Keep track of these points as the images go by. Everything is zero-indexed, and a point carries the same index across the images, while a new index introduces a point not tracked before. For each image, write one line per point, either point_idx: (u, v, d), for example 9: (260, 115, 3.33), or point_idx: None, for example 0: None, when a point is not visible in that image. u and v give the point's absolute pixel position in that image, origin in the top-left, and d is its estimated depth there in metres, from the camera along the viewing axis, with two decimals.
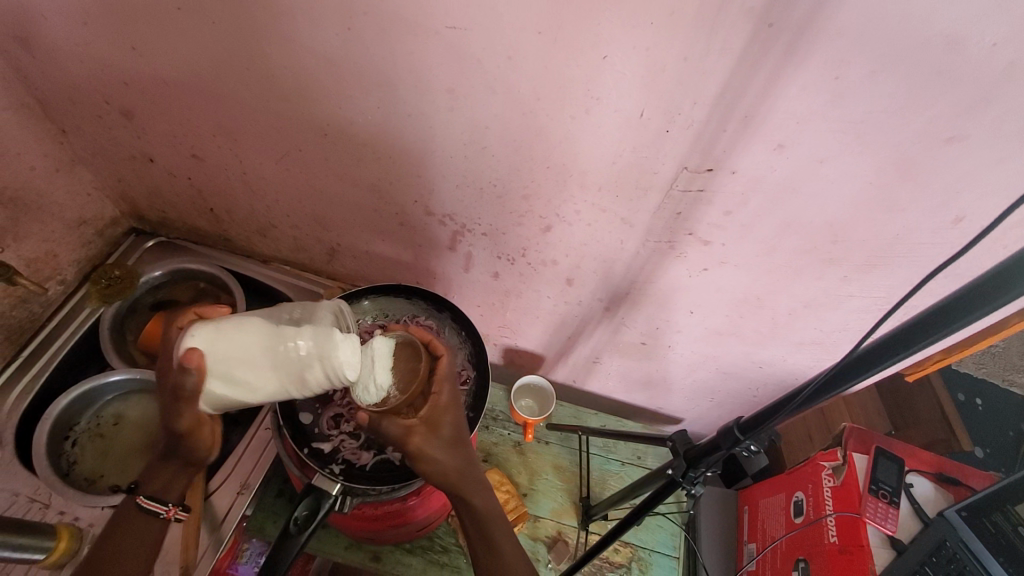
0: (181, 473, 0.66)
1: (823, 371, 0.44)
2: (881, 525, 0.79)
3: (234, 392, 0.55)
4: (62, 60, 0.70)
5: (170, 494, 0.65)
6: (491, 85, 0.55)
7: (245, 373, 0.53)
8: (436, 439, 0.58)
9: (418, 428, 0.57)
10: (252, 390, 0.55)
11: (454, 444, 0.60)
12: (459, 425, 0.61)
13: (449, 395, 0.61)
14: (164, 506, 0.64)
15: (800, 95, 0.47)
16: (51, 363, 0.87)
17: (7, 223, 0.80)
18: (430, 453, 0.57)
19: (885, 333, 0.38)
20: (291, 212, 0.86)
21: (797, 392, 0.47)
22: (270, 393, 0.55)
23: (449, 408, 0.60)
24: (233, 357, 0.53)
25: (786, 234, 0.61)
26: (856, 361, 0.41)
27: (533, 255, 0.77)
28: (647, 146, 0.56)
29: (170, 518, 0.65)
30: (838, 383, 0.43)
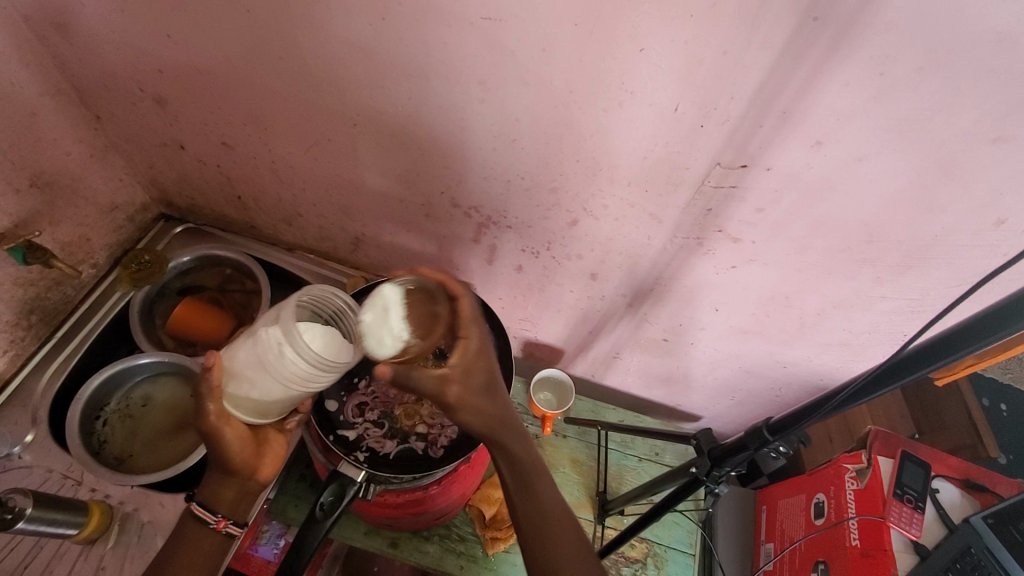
0: (230, 482, 0.62)
1: (867, 370, 0.44)
2: (905, 529, 0.78)
3: (251, 398, 0.58)
4: (99, 47, 0.71)
5: (220, 504, 0.62)
6: (524, 77, 0.55)
7: (247, 373, 0.56)
8: (472, 390, 0.51)
9: (452, 379, 0.50)
10: (261, 391, 0.57)
11: (489, 392, 0.53)
12: (495, 377, 0.53)
13: (478, 340, 0.52)
14: (215, 516, 0.61)
15: (842, 91, 0.46)
16: (84, 345, 0.89)
17: (44, 206, 0.81)
18: (469, 404, 0.50)
19: (932, 335, 0.39)
20: (317, 201, 0.87)
21: (827, 397, 0.48)
22: (278, 392, 0.57)
23: (483, 358, 0.52)
24: (237, 361, 0.57)
25: (819, 233, 0.60)
26: (902, 361, 0.41)
27: (558, 249, 0.77)
28: (680, 141, 0.56)
29: (220, 529, 0.61)
30: (880, 384, 0.43)
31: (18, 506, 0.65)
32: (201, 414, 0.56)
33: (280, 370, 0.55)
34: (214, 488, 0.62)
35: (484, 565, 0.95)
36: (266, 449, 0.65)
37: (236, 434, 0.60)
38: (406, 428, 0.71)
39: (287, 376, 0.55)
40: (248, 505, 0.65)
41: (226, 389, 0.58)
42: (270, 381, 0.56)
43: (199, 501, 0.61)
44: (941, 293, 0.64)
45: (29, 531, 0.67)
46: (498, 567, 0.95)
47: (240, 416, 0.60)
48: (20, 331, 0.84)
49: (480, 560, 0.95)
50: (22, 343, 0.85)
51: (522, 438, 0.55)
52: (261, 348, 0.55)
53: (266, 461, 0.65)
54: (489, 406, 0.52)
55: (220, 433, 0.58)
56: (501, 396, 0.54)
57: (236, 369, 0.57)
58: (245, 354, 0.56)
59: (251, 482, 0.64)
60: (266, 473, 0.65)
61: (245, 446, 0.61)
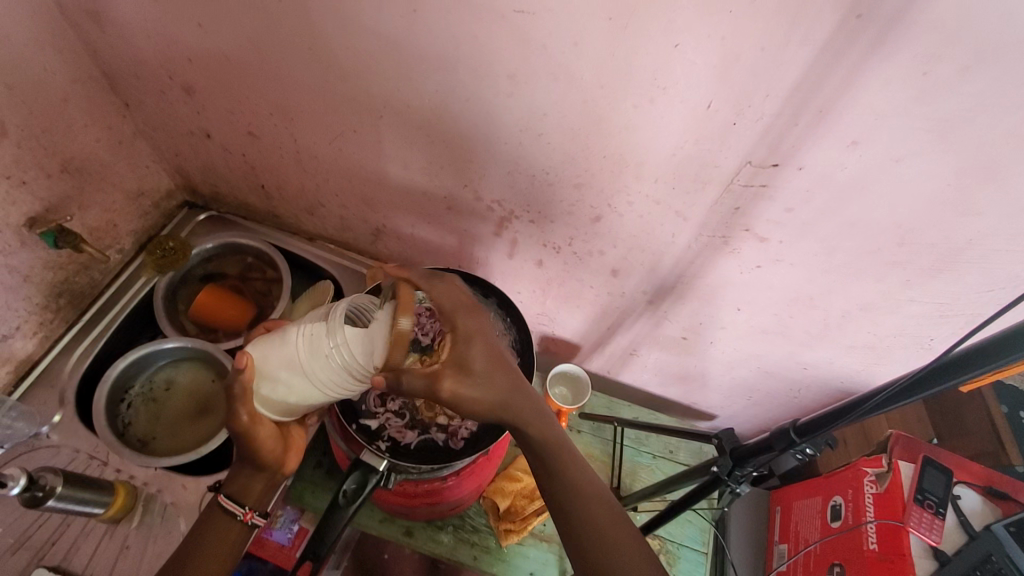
0: (259, 476, 0.63)
1: (908, 373, 0.43)
2: (924, 535, 0.78)
3: (283, 399, 0.59)
4: (131, 35, 0.72)
5: (248, 496, 0.63)
6: (555, 72, 0.55)
7: (284, 375, 0.57)
8: (468, 376, 0.54)
9: (445, 371, 0.53)
10: (295, 393, 0.58)
11: (489, 375, 0.55)
12: (492, 353, 0.56)
13: (468, 325, 0.56)
14: (242, 508, 0.62)
15: (881, 90, 0.45)
16: (109, 329, 0.91)
17: (73, 191, 0.83)
18: (465, 394, 0.54)
19: (983, 338, 0.38)
20: (340, 191, 0.87)
21: (863, 399, 0.47)
22: (312, 394, 0.59)
23: (473, 339, 0.56)
24: (274, 364, 0.57)
25: (848, 235, 0.59)
26: (949, 363, 0.40)
27: (579, 245, 0.76)
28: (711, 138, 0.55)
29: (248, 521, 0.61)
30: (925, 387, 0.42)
31: (48, 484, 0.67)
32: (233, 416, 0.57)
33: (322, 374, 0.57)
34: (244, 481, 0.63)
35: (497, 556, 0.96)
36: (291, 442, 0.66)
37: (268, 433, 0.61)
38: (426, 420, 0.71)
39: (328, 380, 0.57)
40: (271, 496, 0.67)
41: (258, 390, 0.58)
42: (308, 385, 0.58)
43: (228, 494, 0.63)
44: (974, 297, 0.63)
45: (59, 508, 0.69)
46: (511, 558, 0.96)
47: (266, 414, 0.61)
48: (49, 313, 0.86)
49: (494, 551, 0.96)
50: (50, 325, 0.87)
51: (533, 415, 0.57)
52: (302, 352, 0.57)
53: (292, 455, 0.66)
54: (488, 385, 0.55)
55: (251, 432, 0.59)
56: (506, 370, 0.57)
57: (271, 371, 0.57)
58: (281, 357, 0.57)
59: (278, 475, 0.65)
60: (292, 465, 0.66)
61: (275, 442, 0.62)
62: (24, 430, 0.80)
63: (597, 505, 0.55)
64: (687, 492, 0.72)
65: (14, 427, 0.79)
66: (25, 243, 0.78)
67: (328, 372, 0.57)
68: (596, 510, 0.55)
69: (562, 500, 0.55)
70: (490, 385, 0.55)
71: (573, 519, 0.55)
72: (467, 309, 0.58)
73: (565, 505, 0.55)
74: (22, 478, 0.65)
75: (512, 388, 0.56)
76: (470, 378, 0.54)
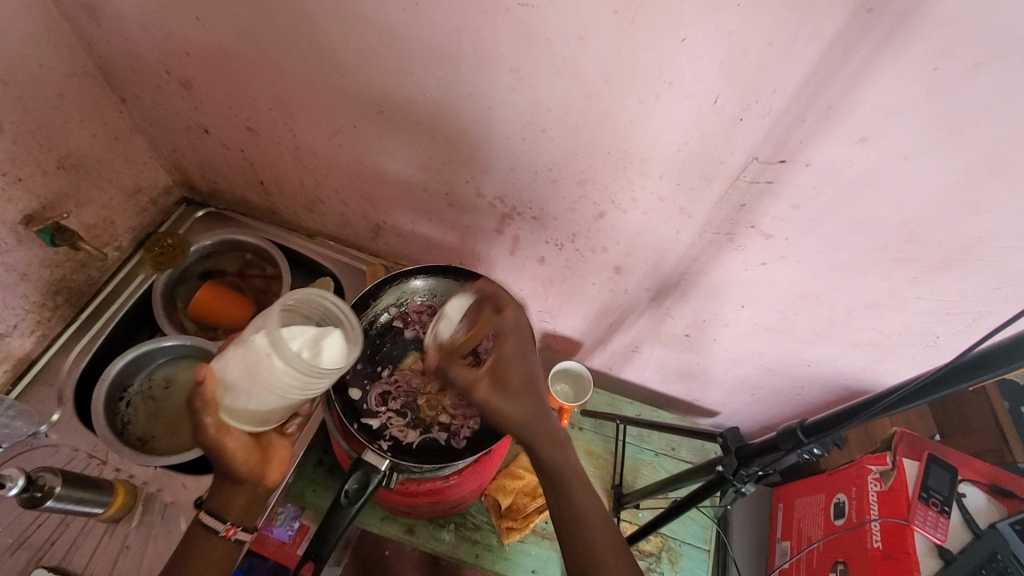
0: (240, 491, 0.63)
1: (925, 372, 0.43)
2: (930, 533, 0.78)
3: (249, 407, 0.59)
4: (126, 28, 0.71)
5: (230, 512, 0.62)
6: (559, 67, 0.54)
7: (241, 385, 0.57)
8: (502, 389, 0.56)
9: (482, 379, 0.56)
10: (259, 401, 0.58)
11: (524, 392, 0.56)
12: (529, 374, 0.58)
13: (512, 347, 0.59)
14: (224, 525, 0.61)
15: (892, 86, 0.45)
16: (108, 326, 0.90)
17: (70, 188, 0.82)
18: (496, 406, 0.55)
19: (1002, 338, 0.38)
20: (340, 188, 0.86)
21: (876, 399, 0.47)
22: (273, 400, 0.59)
23: (513, 359, 0.58)
24: (230, 374, 0.58)
25: (855, 232, 0.59)
26: (969, 362, 0.39)
27: (582, 241, 0.76)
28: (716, 134, 0.54)
29: (230, 536, 0.61)
30: (944, 385, 0.42)
31: (47, 485, 0.67)
32: (200, 428, 0.56)
33: (272, 380, 0.56)
34: (224, 496, 0.62)
35: (499, 554, 0.96)
36: (271, 455, 0.66)
37: (239, 445, 0.60)
38: (427, 418, 0.71)
39: (279, 385, 0.57)
40: (258, 510, 0.66)
41: (222, 403, 0.59)
42: (268, 392, 0.57)
43: (210, 509, 0.62)
44: (981, 295, 0.62)
45: (58, 508, 0.68)
46: (513, 556, 0.96)
47: (239, 427, 0.61)
48: (46, 312, 0.85)
49: (496, 549, 0.96)
50: (48, 323, 0.86)
51: (549, 438, 0.56)
52: (251, 359, 0.56)
53: (272, 467, 0.65)
54: (519, 401, 0.56)
55: (222, 444, 0.58)
56: (536, 394, 0.57)
57: (228, 382, 0.58)
58: (236, 366, 0.57)
59: (260, 488, 0.64)
60: (274, 476, 0.65)
61: (249, 453, 0.62)
62: (23, 429, 0.79)
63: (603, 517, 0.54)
64: (691, 491, 0.72)
65: (12, 426, 0.78)
66: (21, 240, 0.77)
67: (276, 377, 0.56)
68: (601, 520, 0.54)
69: (569, 500, 0.56)
70: (519, 403, 0.56)
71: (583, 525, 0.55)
72: (520, 339, 0.60)
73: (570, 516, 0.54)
74: (21, 478, 0.64)
75: (539, 411, 0.56)
76: (503, 392, 0.55)
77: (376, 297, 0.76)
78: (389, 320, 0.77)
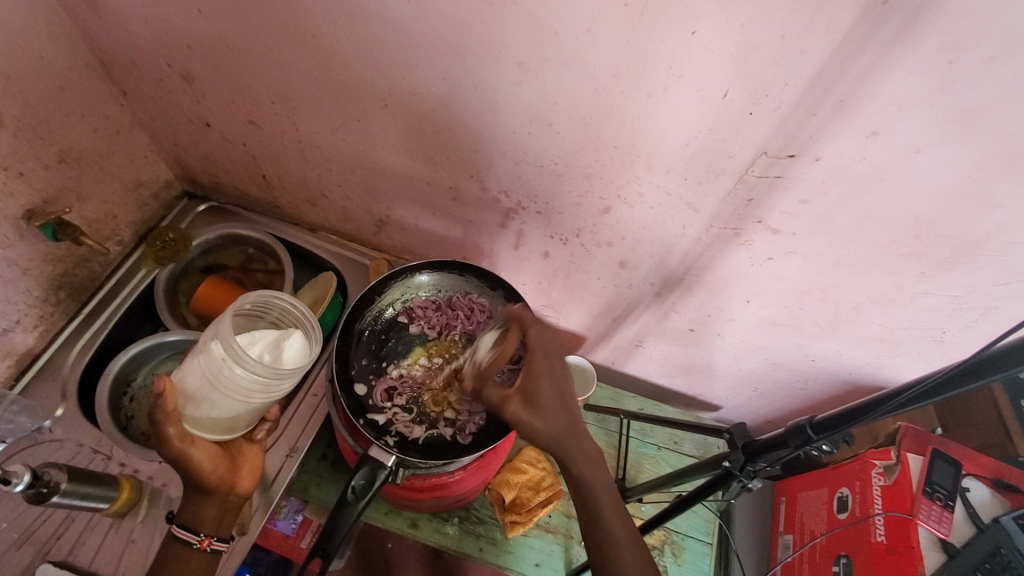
0: (211, 501, 0.63)
1: (941, 369, 0.43)
2: (933, 528, 0.79)
3: (214, 416, 0.61)
4: (127, 21, 0.70)
5: (203, 523, 0.63)
6: (567, 59, 0.53)
7: (203, 393, 0.59)
8: (532, 407, 0.54)
9: (513, 397, 0.55)
10: (223, 408, 0.60)
11: (558, 404, 0.55)
12: (561, 386, 0.56)
13: (542, 364, 0.57)
14: (198, 536, 0.62)
15: (904, 79, 0.44)
16: (111, 321, 0.90)
17: (72, 182, 0.81)
18: (526, 424, 0.54)
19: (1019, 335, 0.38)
20: (342, 181, 0.86)
21: (887, 396, 0.47)
22: (237, 406, 0.61)
23: (543, 374, 0.56)
24: (192, 384, 0.59)
25: (864, 227, 0.58)
26: (989, 359, 0.40)
27: (587, 236, 0.75)
28: (726, 128, 0.54)
29: (204, 548, 0.62)
30: (959, 383, 0.42)
31: (53, 481, 0.67)
32: (163, 439, 0.57)
33: (234, 387, 0.58)
34: (196, 508, 0.62)
35: (503, 548, 0.96)
36: (241, 463, 0.66)
37: (204, 454, 0.60)
38: (434, 414, 0.71)
39: (242, 391, 0.59)
40: (232, 518, 0.67)
41: (185, 412, 0.60)
42: (229, 399, 0.59)
43: (181, 522, 0.62)
44: (990, 290, 0.62)
45: (62, 504, 0.68)
46: (516, 550, 0.96)
47: (205, 435, 0.62)
48: (49, 307, 0.84)
49: (499, 543, 0.96)
50: (51, 318, 0.85)
51: (581, 455, 0.53)
52: (212, 368, 0.58)
53: (242, 476, 0.66)
54: (547, 415, 0.54)
55: (188, 454, 0.59)
56: (570, 407, 0.55)
57: (190, 391, 0.59)
58: (197, 375, 0.59)
59: (231, 497, 0.65)
60: (245, 483, 0.66)
61: (217, 463, 0.62)
62: (27, 424, 0.79)
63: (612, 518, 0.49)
64: (699, 485, 0.72)
65: (17, 421, 0.78)
66: (23, 235, 0.76)
67: (238, 384, 0.58)
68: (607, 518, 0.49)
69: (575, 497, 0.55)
70: (550, 417, 0.54)
71: (590, 521, 0.53)
72: (551, 357, 0.58)
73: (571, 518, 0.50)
74: (26, 474, 0.64)
75: (570, 424, 0.54)
76: (534, 407, 0.54)
77: (382, 292, 0.76)
78: (394, 315, 0.77)
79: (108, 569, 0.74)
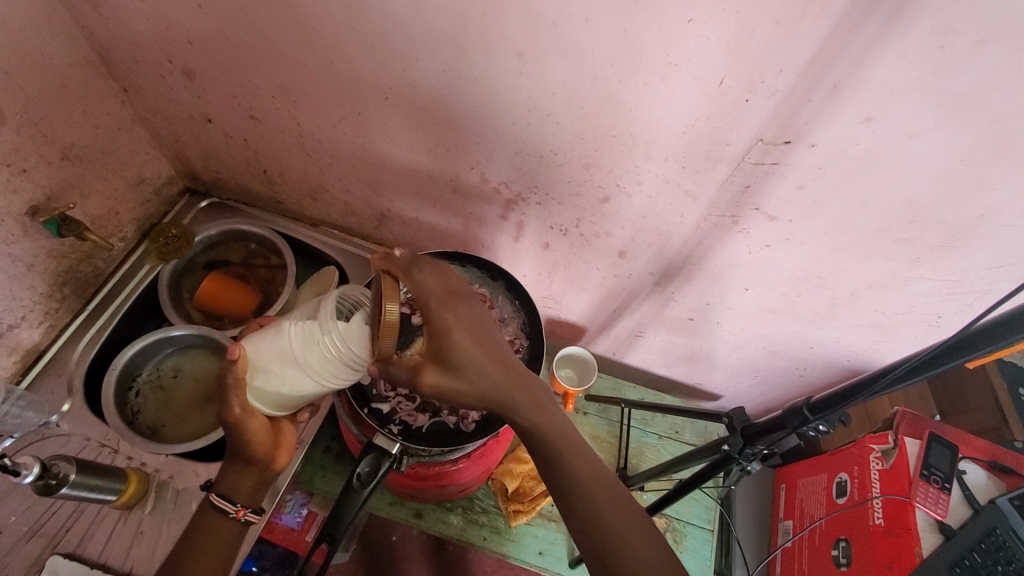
0: (249, 473, 0.65)
1: (931, 345, 0.44)
2: (930, 510, 0.80)
3: (273, 390, 0.61)
4: (128, 18, 0.71)
5: (239, 493, 0.65)
6: (566, 49, 0.54)
7: (274, 367, 0.59)
8: (448, 370, 0.50)
9: (423, 365, 0.49)
10: (284, 386, 0.60)
11: (473, 367, 0.50)
12: (477, 338, 0.51)
13: (446, 314, 0.51)
14: (235, 506, 0.64)
15: (897, 64, 0.45)
16: (116, 317, 0.90)
17: (74, 178, 0.81)
18: (446, 388, 0.50)
19: (1008, 310, 0.39)
20: (343, 176, 0.87)
21: (884, 372, 0.48)
22: (301, 386, 0.60)
23: (453, 329, 0.50)
24: (265, 355, 0.59)
25: (860, 212, 0.59)
26: (976, 334, 0.41)
27: (586, 226, 0.76)
28: (722, 115, 0.54)
29: (241, 517, 0.63)
30: (947, 358, 0.43)
31: (61, 472, 0.67)
32: (228, 407, 0.60)
33: (306, 366, 0.57)
34: (234, 478, 0.65)
35: (507, 536, 0.97)
36: (281, 439, 0.68)
37: (257, 426, 0.63)
38: (436, 402, 0.70)
39: (312, 373, 0.58)
40: (264, 491, 0.69)
41: (250, 380, 0.61)
42: (295, 376, 0.59)
43: (219, 492, 0.65)
44: (984, 274, 0.63)
45: (72, 496, 0.69)
46: (519, 538, 0.98)
47: (263, 406, 0.64)
48: (54, 302, 0.85)
49: (503, 532, 0.97)
50: (56, 314, 0.86)
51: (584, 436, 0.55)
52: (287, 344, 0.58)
53: (282, 452, 0.68)
54: (471, 377, 0.50)
55: (242, 425, 0.61)
56: (489, 346, 0.52)
57: (261, 361, 0.60)
58: (271, 347, 0.59)
59: (266, 471, 0.67)
60: (283, 460, 0.69)
61: (266, 436, 0.65)
62: (34, 419, 0.79)
63: (613, 494, 0.51)
64: (698, 470, 0.73)
65: (24, 417, 0.77)
66: (28, 232, 0.77)
67: (310, 364, 0.57)
68: (609, 494, 0.50)
69: None
70: (474, 377, 0.50)
71: None
72: (449, 289, 0.53)
73: (573, 494, 0.51)
74: (35, 466, 0.65)
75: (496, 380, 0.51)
76: (452, 370, 0.50)
77: None
78: None
79: (117, 560, 0.75)
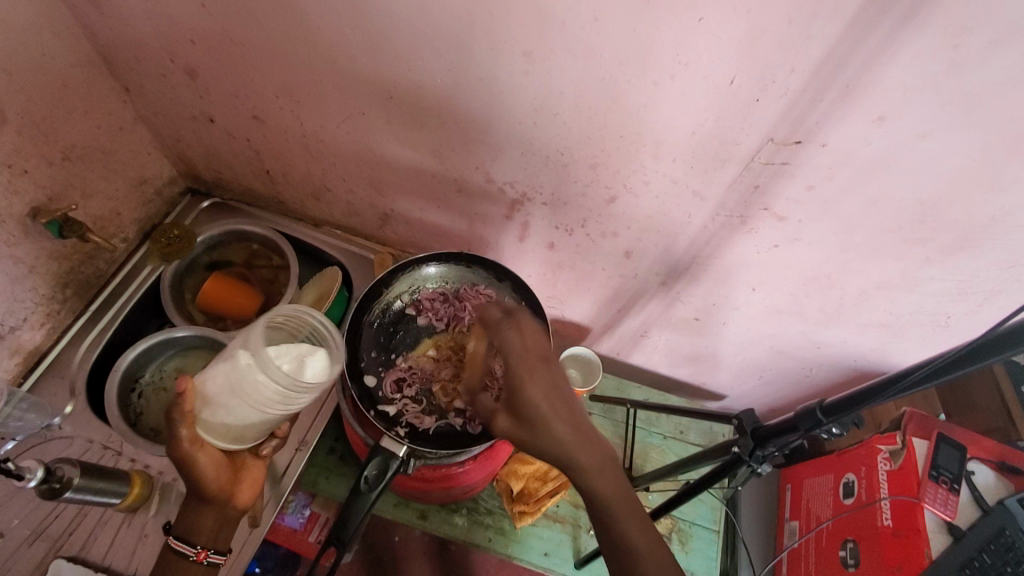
0: (208, 511, 0.61)
1: (949, 349, 0.43)
2: (940, 510, 0.80)
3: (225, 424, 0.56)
4: (130, 17, 0.70)
5: (199, 535, 0.61)
6: (574, 49, 0.53)
7: (223, 399, 0.55)
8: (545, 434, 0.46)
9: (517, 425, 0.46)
10: (236, 418, 0.56)
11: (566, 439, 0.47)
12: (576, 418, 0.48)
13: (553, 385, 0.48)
14: (194, 548, 0.61)
15: (912, 64, 0.44)
16: (117, 319, 0.90)
17: (76, 179, 0.81)
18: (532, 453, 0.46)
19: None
20: (347, 176, 0.86)
21: (904, 374, 0.47)
22: (254, 416, 0.56)
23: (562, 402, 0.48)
24: (210, 388, 0.55)
25: (870, 212, 0.59)
26: (998, 337, 0.40)
27: (593, 226, 0.75)
28: (731, 115, 0.54)
29: (201, 561, 0.61)
30: (968, 362, 0.42)
31: (65, 476, 0.67)
32: (173, 439, 0.55)
33: (254, 395, 0.53)
34: (193, 519, 0.61)
35: (511, 537, 0.97)
36: (243, 474, 0.64)
37: (210, 460, 0.58)
38: (443, 404, 0.72)
39: (261, 401, 0.53)
40: (230, 530, 0.65)
41: (201, 415, 0.56)
42: (245, 408, 0.54)
43: (178, 535, 0.61)
44: (993, 275, 0.62)
45: (76, 500, 0.69)
46: (524, 539, 0.97)
47: (217, 442, 0.58)
48: (56, 304, 0.85)
49: (507, 532, 0.97)
50: (57, 316, 0.86)
51: None
52: (233, 375, 0.54)
53: (244, 488, 0.63)
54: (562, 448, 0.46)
55: (193, 457, 0.56)
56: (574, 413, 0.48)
57: (209, 394, 0.55)
58: (218, 380, 0.55)
59: (228, 507, 0.62)
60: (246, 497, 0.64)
61: (220, 471, 0.60)
62: (36, 421, 0.79)
63: None
64: (707, 472, 0.72)
65: (26, 419, 0.78)
66: (29, 233, 0.76)
67: (259, 392, 0.53)
68: None
69: None
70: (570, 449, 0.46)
71: None
72: (545, 356, 0.51)
73: None
74: (39, 470, 0.65)
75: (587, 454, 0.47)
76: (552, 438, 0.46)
77: (388, 286, 0.76)
78: (402, 307, 0.77)
79: (121, 563, 0.75)
